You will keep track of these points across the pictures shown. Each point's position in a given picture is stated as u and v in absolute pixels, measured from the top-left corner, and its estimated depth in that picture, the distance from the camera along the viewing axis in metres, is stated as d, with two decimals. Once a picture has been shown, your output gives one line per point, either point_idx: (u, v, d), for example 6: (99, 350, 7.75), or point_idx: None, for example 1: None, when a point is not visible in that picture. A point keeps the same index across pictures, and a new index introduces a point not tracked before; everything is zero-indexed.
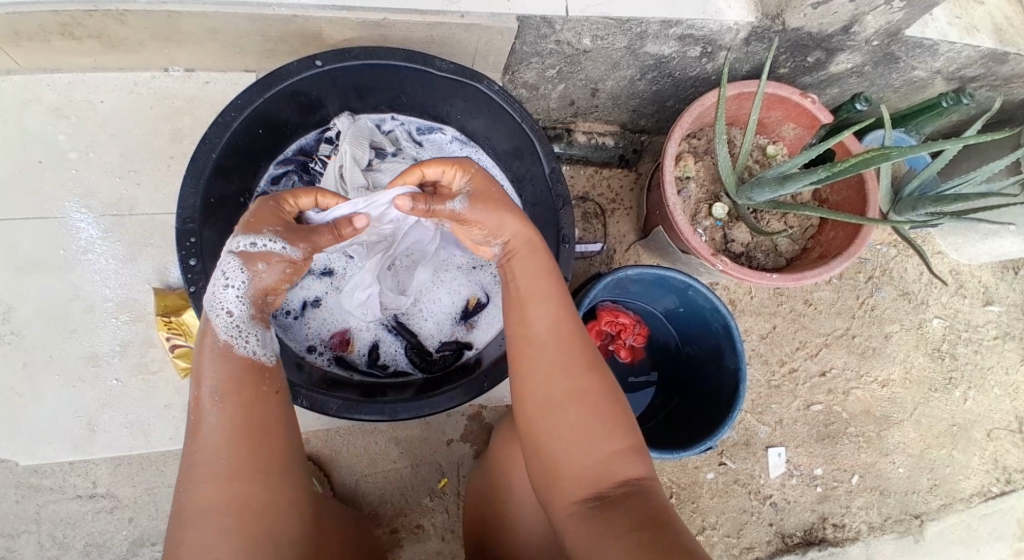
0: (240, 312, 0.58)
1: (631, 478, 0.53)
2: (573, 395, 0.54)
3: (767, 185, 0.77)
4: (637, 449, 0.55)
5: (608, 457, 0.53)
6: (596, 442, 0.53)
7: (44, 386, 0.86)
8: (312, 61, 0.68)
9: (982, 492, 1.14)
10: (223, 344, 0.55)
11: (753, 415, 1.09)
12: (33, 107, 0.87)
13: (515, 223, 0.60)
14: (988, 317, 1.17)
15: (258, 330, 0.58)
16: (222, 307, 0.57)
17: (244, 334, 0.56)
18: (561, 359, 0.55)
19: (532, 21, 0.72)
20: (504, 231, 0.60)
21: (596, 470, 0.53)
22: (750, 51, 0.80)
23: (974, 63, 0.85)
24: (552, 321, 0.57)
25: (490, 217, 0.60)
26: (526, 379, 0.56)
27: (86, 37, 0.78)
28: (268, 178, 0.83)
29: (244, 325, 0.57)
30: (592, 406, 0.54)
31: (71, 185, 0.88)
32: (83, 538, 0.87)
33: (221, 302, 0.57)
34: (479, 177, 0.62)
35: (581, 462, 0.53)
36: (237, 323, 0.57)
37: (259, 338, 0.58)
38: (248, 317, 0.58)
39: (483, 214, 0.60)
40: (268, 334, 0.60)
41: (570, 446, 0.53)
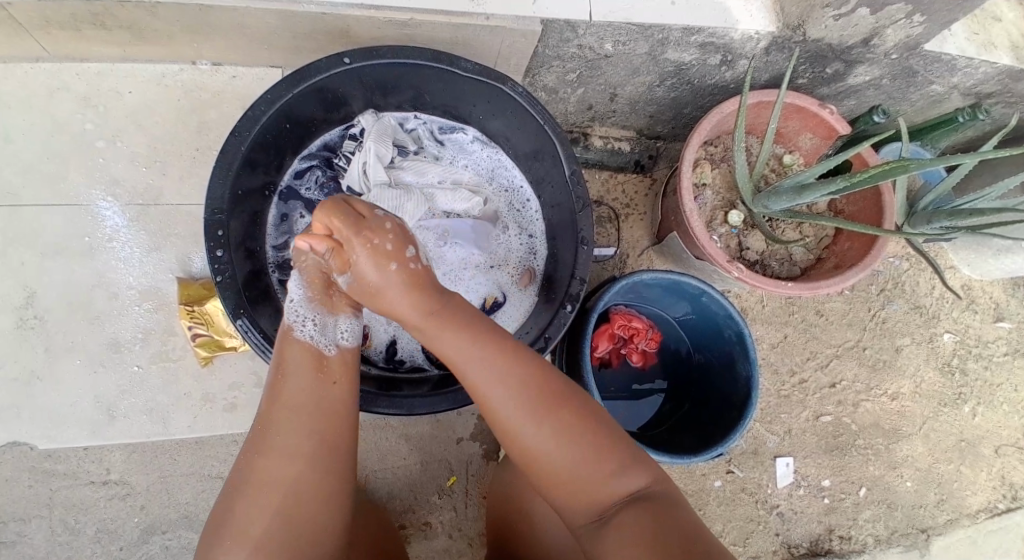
0: (300, 297, 0.63)
1: (634, 488, 0.53)
2: (552, 427, 0.53)
3: (784, 195, 0.78)
4: (636, 458, 0.54)
5: (605, 475, 0.53)
6: (591, 463, 0.53)
7: (64, 371, 0.88)
8: (341, 58, 0.69)
9: (989, 509, 1.13)
10: (285, 328, 0.61)
11: (762, 424, 1.09)
12: (63, 96, 0.89)
13: (417, 296, 0.59)
14: (999, 333, 1.17)
15: (315, 312, 0.62)
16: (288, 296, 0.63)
17: (303, 318, 0.62)
18: (528, 394, 0.54)
19: (556, 24, 0.73)
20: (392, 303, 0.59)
21: (595, 489, 0.53)
22: (770, 60, 0.81)
23: (991, 79, 0.85)
24: (500, 370, 0.55)
25: (389, 281, 0.58)
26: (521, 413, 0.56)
27: (118, 27, 0.79)
28: (293, 172, 0.85)
29: (303, 309, 0.62)
30: (576, 429, 0.53)
31: (97, 174, 0.89)
32: (95, 524, 0.88)
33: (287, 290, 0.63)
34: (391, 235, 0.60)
35: (578, 483, 0.53)
36: (297, 308, 0.62)
37: (315, 323, 0.62)
38: (306, 300, 0.63)
39: (391, 278, 0.58)
40: (331, 317, 0.63)
41: (564, 474, 0.53)
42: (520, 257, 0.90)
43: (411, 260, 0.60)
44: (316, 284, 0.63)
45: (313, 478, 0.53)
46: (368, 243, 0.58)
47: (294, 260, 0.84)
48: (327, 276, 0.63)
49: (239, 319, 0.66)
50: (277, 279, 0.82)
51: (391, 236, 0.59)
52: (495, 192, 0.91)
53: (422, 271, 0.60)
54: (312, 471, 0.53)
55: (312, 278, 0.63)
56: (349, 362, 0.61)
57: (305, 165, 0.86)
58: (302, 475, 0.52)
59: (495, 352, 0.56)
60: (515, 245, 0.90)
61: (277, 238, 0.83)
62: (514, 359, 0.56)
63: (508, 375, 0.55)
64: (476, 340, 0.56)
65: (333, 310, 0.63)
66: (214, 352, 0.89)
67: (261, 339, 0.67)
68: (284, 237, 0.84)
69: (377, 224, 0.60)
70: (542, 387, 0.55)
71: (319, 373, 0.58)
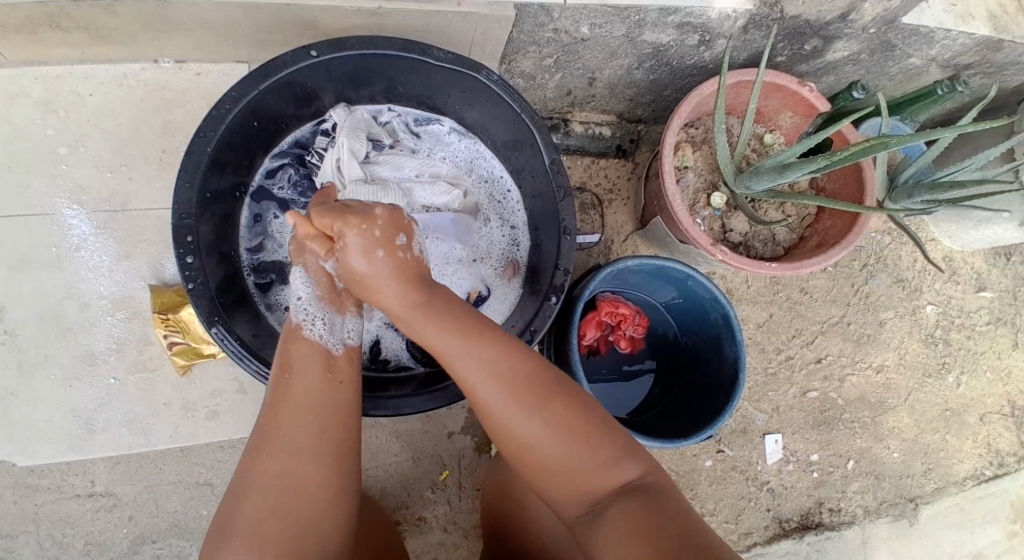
0: (308, 294, 0.63)
1: (628, 481, 0.53)
2: (548, 419, 0.53)
3: (766, 174, 0.78)
4: (628, 454, 0.54)
5: (598, 469, 0.53)
6: (584, 456, 0.53)
7: (41, 385, 0.85)
8: (308, 51, 0.67)
9: (974, 475, 1.16)
10: (294, 327, 0.61)
11: (750, 403, 1.10)
12: (22, 101, 0.85)
13: (402, 293, 0.57)
14: (981, 302, 1.18)
15: (325, 313, 0.62)
16: (294, 292, 0.63)
17: (311, 317, 0.62)
18: (523, 392, 0.53)
19: (530, 9, 0.71)
20: (380, 296, 0.58)
21: (587, 482, 0.53)
22: (749, 39, 0.80)
23: (968, 51, 0.85)
24: (487, 367, 0.53)
25: (378, 270, 0.57)
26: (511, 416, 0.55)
27: (75, 29, 0.76)
28: (264, 171, 0.83)
29: (311, 306, 0.62)
30: (570, 424, 0.53)
31: (60, 181, 0.86)
32: (83, 537, 0.86)
33: (294, 288, 0.64)
34: (385, 222, 0.58)
35: (571, 476, 0.53)
36: (306, 306, 0.62)
37: (324, 321, 0.62)
38: (315, 299, 0.63)
39: (380, 267, 0.57)
40: (339, 318, 0.63)
41: (558, 469, 0.53)
42: (502, 250, 0.89)
43: (400, 249, 0.58)
44: (323, 285, 0.64)
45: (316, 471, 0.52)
46: (362, 230, 0.56)
47: (269, 262, 0.83)
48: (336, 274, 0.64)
49: (213, 328, 0.65)
50: (253, 281, 0.81)
51: (378, 224, 0.57)
52: (475, 183, 0.90)
53: (412, 262, 0.59)
54: (312, 465, 0.52)
55: (317, 275, 0.64)
56: (347, 362, 0.61)
57: (276, 163, 0.84)
58: (301, 471, 0.52)
59: (487, 350, 0.54)
60: (497, 237, 0.89)
61: (251, 239, 0.82)
62: (506, 356, 0.54)
63: (507, 373, 0.53)
64: (462, 343, 0.54)
65: (341, 309, 0.64)
66: (192, 360, 0.87)
67: (238, 347, 0.66)
68: (259, 238, 0.82)
69: (363, 212, 0.58)
70: (540, 383, 0.54)
71: (327, 372, 0.58)
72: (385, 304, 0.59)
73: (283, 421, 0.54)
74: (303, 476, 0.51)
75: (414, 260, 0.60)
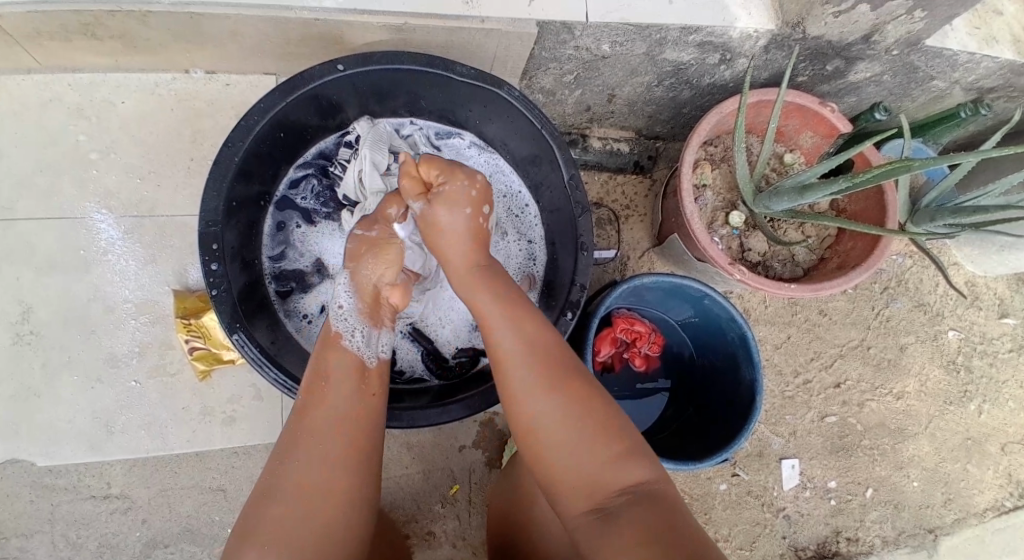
0: (350, 305, 0.65)
1: (639, 481, 0.51)
2: (561, 418, 0.53)
3: (785, 196, 0.77)
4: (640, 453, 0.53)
5: (608, 470, 0.51)
6: (593, 457, 0.52)
7: (62, 386, 0.86)
8: (334, 66, 0.68)
9: (996, 507, 1.12)
10: (335, 334, 0.63)
11: (767, 426, 1.08)
12: (54, 106, 0.88)
13: (478, 249, 0.63)
14: (1003, 330, 1.15)
15: (364, 326, 0.64)
16: (336, 301, 0.66)
17: (351, 328, 0.63)
18: (541, 387, 0.54)
19: (552, 26, 0.72)
20: (451, 249, 0.63)
21: (597, 485, 0.51)
22: (770, 58, 0.80)
23: (992, 74, 0.84)
24: (522, 346, 0.56)
25: (457, 223, 0.62)
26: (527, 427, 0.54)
27: (110, 37, 0.78)
28: (288, 182, 0.84)
29: (353, 317, 0.64)
30: (584, 420, 0.53)
31: (90, 186, 0.88)
32: (98, 540, 0.86)
33: (335, 297, 0.66)
34: (483, 186, 0.63)
35: (580, 477, 0.52)
36: (346, 314, 0.65)
37: (363, 333, 0.63)
38: (357, 309, 0.65)
39: (460, 222, 0.62)
40: (376, 334, 0.65)
41: (570, 472, 0.52)
42: (519, 264, 0.89)
43: (482, 216, 0.64)
44: (365, 296, 0.66)
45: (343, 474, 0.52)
46: (466, 184, 0.62)
47: (289, 271, 0.84)
48: (377, 289, 0.66)
49: (235, 334, 0.65)
50: (274, 289, 0.82)
51: (477, 186, 0.63)
52: (494, 197, 0.90)
53: (486, 231, 0.65)
54: (338, 465, 0.52)
55: (360, 287, 0.66)
56: (379, 374, 0.61)
57: (300, 174, 0.85)
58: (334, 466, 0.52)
59: (521, 328, 0.57)
60: (514, 251, 0.89)
61: (273, 248, 0.83)
62: (540, 338, 0.57)
63: (535, 356, 0.55)
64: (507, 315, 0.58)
65: (377, 323, 0.66)
66: (212, 365, 0.88)
67: (257, 354, 0.66)
68: (281, 247, 0.83)
69: (469, 173, 0.63)
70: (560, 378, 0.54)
71: (359, 381, 0.59)
72: (449, 258, 0.63)
73: (316, 414, 0.55)
74: (332, 476, 0.52)
75: (486, 229, 0.65)
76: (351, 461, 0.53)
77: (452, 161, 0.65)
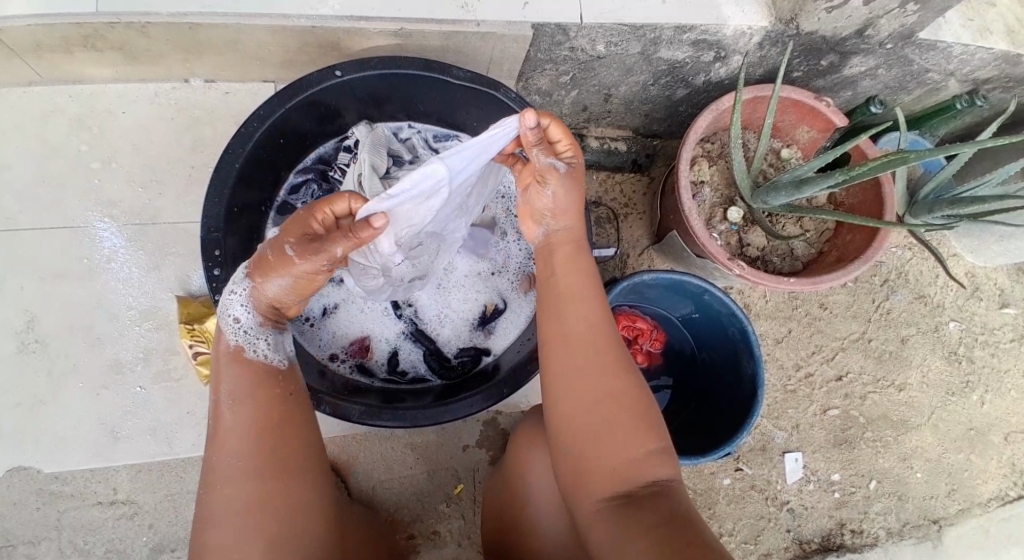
0: (247, 319, 0.59)
1: (659, 479, 0.52)
2: (605, 395, 0.53)
3: (783, 190, 0.77)
4: (669, 455, 0.54)
5: (638, 459, 0.52)
6: (625, 439, 0.52)
7: (68, 393, 0.87)
8: (333, 72, 0.69)
9: (999, 496, 1.13)
10: (233, 351, 0.58)
11: (769, 421, 1.09)
12: (57, 117, 0.89)
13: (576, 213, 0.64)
14: (1004, 319, 1.16)
15: (269, 334, 0.61)
16: (229, 315, 0.59)
17: (253, 340, 0.59)
18: (593, 363, 0.55)
19: (547, 28, 0.73)
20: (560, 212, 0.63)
21: (622, 472, 0.52)
22: (764, 55, 0.80)
23: (988, 65, 0.84)
24: (596, 317, 0.57)
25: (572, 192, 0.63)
26: (564, 384, 0.55)
27: (109, 48, 0.79)
28: (288, 187, 0.85)
29: (252, 330, 0.59)
30: (631, 409, 0.53)
31: (93, 196, 0.89)
32: (103, 545, 0.87)
33: (229, 309, 0.59)
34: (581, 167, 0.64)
35: (607, 461, 0.52)
36: (246, 329, 0.59)
37: (268, 341, 0.60)
38: (256, 322, 0.60)
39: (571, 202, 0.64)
40: (280, 337, 0.62)
41: (604, 450, 0.52)
42: (519, 263, 0.91)
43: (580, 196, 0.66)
44: (263, 309, 0.60)
45: (273, 481, 0.52)
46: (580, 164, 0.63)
47: None
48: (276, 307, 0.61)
49: None
50: None
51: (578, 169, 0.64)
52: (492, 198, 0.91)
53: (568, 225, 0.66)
54: (274, 479, 0.52)
55: (258, 300, 0.59)
56: (293, 376, 0.61)
57: (300, 178, 0.85)
58: (267, 482, 0.52)
59: (594, 302, 0.59)
60: (514, 251, 0.91)
61: None
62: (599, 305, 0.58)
63: (589, 331, 0.56)
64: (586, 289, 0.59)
65: (281, 328, 0.63)
66: None
67: None
68: None
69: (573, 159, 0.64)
70: (624, 358, 0.56)
71: (272, 385, 0.57)
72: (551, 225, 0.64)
73: (231, 431, 0.54)
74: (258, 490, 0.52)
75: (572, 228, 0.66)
76: (273, 470, 0.53)
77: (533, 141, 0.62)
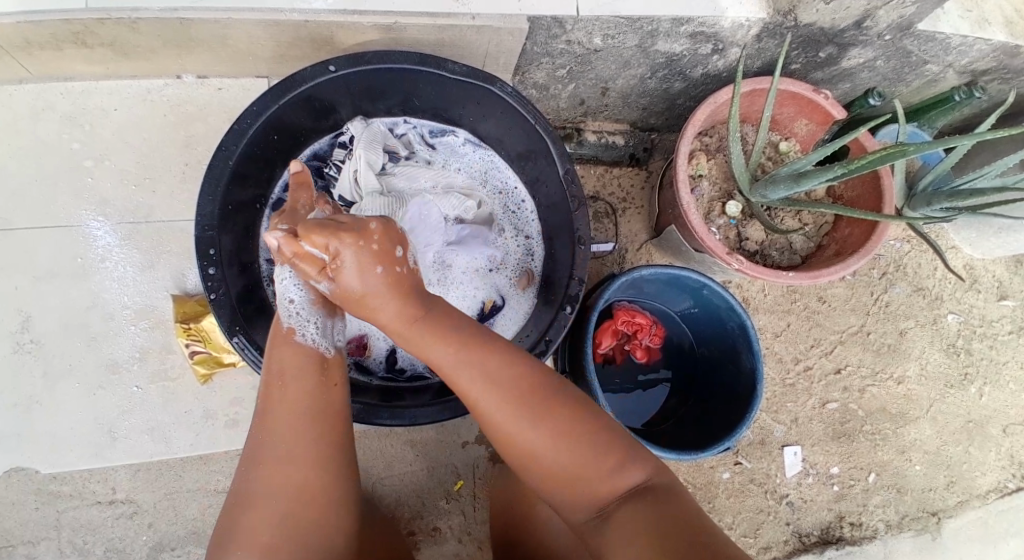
0: (299, 298, 0.63)
1: (628, 484, 0.52)
2: (554, 425, 0.53)
3: (782, 184, 0.77)
4: (632, 455, 0.54)
5: (609, 467, 0.53)
6: (592, 454, 0.53)
7: (64, 393, 0.87)
8: (325, 67, 0.68)
9: (998, 488, 1.13)
10: (288, 330, 0.61)
11: (768, 414, 1.08)
12: (48, 115, 0.88)
13: (402, 303, 0.57)
14: (1002, 312, 1.16)
15: (316, 317, 0.63)
16: (285, 296, 0.63)
17: (303, 320, 0.62)
18: (528, 402, 0.53)
19: (543, 21, 0.72)
20: (381, 313, 0.57)
21: (586, 491, 0.53)
22: (762, 47, 0.80)
23: (986, 56, 0.84)
24: (486, 379, 0.54)
25: (371, 286, 0.55)
26: (508, 434, 0.54)
27: (100, 45, 0.78)
28: (284, 184, 0.84)
29: (303, 311, 0.63)
30: (569, 437, 0.53)
31: (86, 194, 0.88)
32: (103, 544, 0.87)
33: (284, 291, 0.63)
34: (360, 252, 0.55)
35: (582, 477, 0.53)
36: (298, 309, 0.63)
37: (316, 325, 0.62)
38: (307, 302, 0.63)
39: (371, 283, 0.56)
40: (329, 325, 0.65)
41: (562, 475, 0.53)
42: (517, 259, 0.90)
43: (397, 262, 0.58)
44: (314, 289, 0.64)
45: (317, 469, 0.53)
46: (356, 246, 0.55)
47: None
48: (324, 282, 0.66)
49: (234, 337, 0.66)
50: (274, 292, 0.82)
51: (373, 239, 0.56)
52: (489, 194, 0.91)
53: (404, 275, 0.58)
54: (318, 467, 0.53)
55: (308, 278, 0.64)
56: (338, 363, 0.62)
57: None
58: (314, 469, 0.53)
59: (483, 357, 0.55)
60: (512, 247, 0.90)
61: (271, 250, 0.83)
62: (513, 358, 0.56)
63: (508, 382, 0.54)
64: (466, 348, 0.55)
65: (330, 314, 0.65)
66: (213, 369, 0.88)
67: (259, 356, 0.67)
68: None
69: (358, 226, 0.56)
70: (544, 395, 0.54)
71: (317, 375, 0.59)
72: (382, 319, 0.57)
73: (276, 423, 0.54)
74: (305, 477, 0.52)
75: (409, 274, 0.59)
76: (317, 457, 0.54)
77: (331, 220, 0.56)
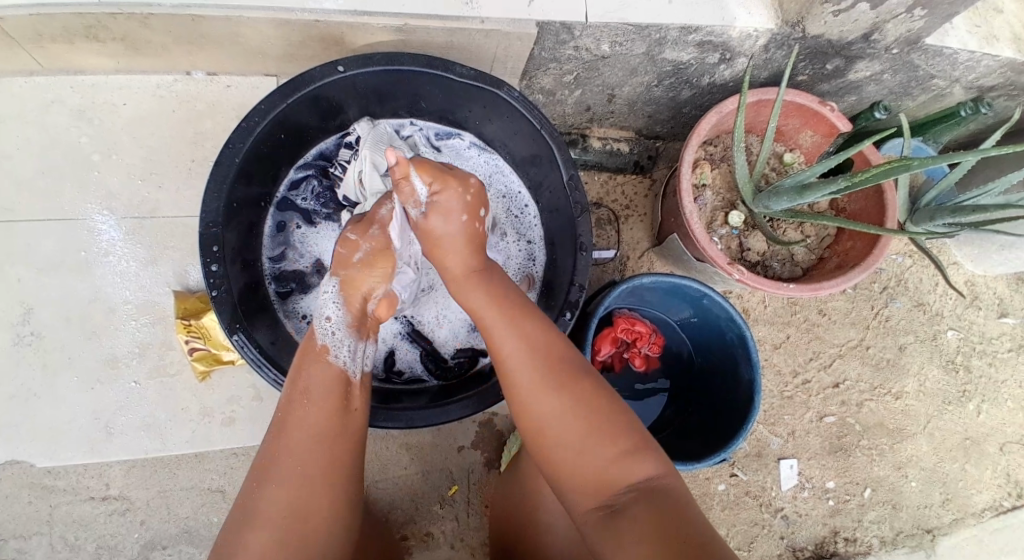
0: (337, 320, 0.66)
1: (638, 479, 0.51)
2: (567, 407, 0.53)
3: (785, 195, 0.76)
4: (642, 447, 0.53)
5: (616, 463, 0.51)
6: (602, 445, 0.52)
7: (63, 387, 0.86)
8: (334, 66, 0.68)
9: (994, 506, 1.12)
10: (321, 347, 0.63)
11: (765, 426, 1.08)
12: (56, 108, 0.87)
13: (471, 253, 0.64)
14: (1002, 329, 1.15)
15: (350, 340, 0.65)
16: (323, 315, 0.67)
17: (336, 341, 0.64)
18: (545, 381, 0.54)
19: (552, 26, 0.72)
20: (452, 256, 0.64)
21: (592, 484, 0.52)
22: (770, 58, 0.80)
23: (993, 72, 0.84)
24: (517, 345, 0.57)
25: (455, 230, 0.63)
26: (523, 409, 0.55)
27: (110, 39, 0.78)
28: (288, 182, 0.84)
29: (338, 333, 0.65)
30: (576, 426, 0.53)
31: (91, 188, 0.88)
32: (94, 540, 0.86)
33: (324, 310, 0.67)
34: (469, 196, 0.63)
35: (586, 467, 0.52)
36: (334, 330, 0.65)
37: (348, 346, 0.64)
38: (344, 325, 0.66)
39: (458, 228, 0.63)
40: (361, 347, 0.66)
41: (566, 467, 0.53)
42: (519, 264, 0.89)
43: (477, 218, 0.65)
44: (353, 311, 0.68)
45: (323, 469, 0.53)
46: (457, 191, 0.62)
47: (289, 271, 0.84)
48: (364, 306, 0.68)
49: (234, 335, 0.65)
50: (274, 290, 0.83)
51: (471, 190, 0.64)
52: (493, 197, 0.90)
53: (479, 233, 0.66)
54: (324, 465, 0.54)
55: (348, 299, 0.68)
56: (362, 389, 0.62)
57: (300, 174, 0.85)
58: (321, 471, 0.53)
59: (514, 327, 0.58)
60: (514, 252, 0.90)
61: (273, 249, 0.84)
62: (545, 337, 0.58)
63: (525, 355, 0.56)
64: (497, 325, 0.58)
65: (363, 337, 0.67)
66: (212, 366, 0.87)
67: (257, 356, 0.67)
68: (280, 247, 0.84)
69: (460, 177, 0.64)
70: (556, 373, 0.55)
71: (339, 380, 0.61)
72: (449, 266, 0.64)
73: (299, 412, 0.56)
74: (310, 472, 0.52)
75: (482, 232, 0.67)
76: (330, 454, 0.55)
77: (442, 166, 0.64)
